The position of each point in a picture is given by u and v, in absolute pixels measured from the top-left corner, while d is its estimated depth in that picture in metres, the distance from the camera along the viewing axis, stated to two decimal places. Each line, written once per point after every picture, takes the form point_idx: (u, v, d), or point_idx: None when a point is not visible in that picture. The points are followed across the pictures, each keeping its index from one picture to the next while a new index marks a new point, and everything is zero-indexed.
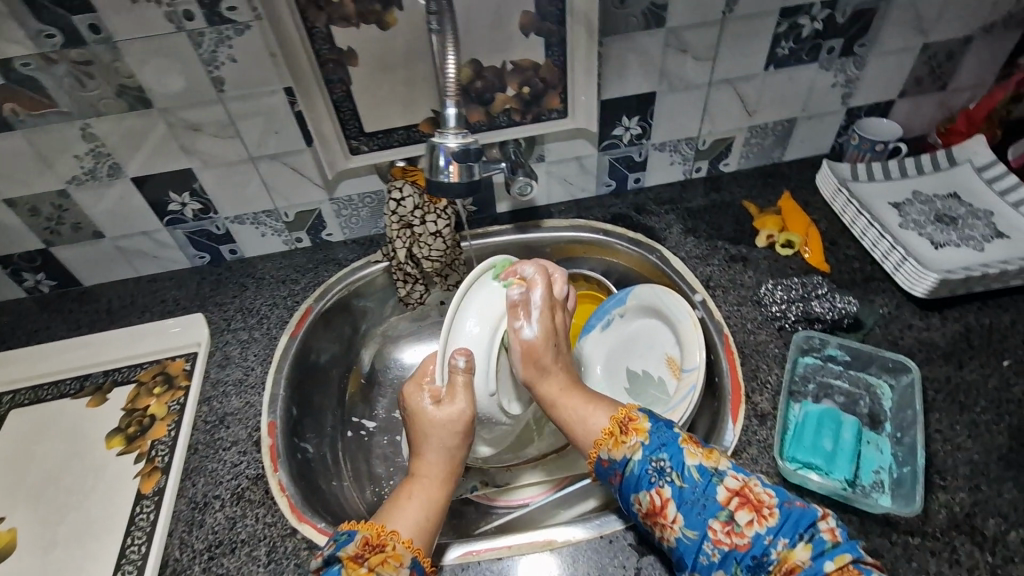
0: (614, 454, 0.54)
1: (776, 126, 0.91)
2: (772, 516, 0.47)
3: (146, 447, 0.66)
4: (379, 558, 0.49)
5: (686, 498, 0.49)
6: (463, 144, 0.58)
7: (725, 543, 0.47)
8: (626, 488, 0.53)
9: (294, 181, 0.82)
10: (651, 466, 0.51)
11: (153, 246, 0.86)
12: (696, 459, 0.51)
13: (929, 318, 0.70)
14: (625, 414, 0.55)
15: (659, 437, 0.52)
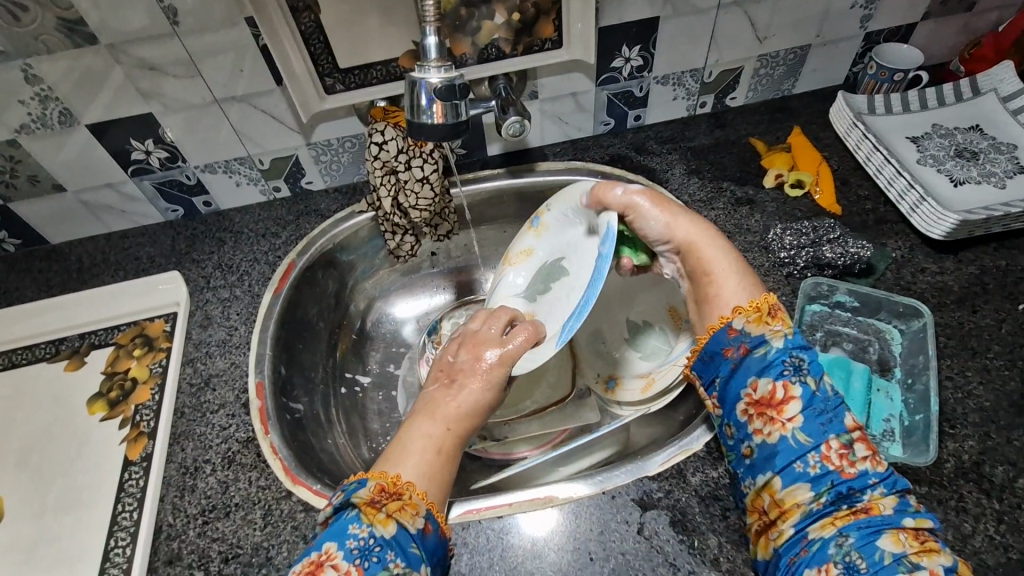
0: (753, 330, 0.51)
1: (787, 54, 0.84)
2: (885, 465, 0.45)
3: (129, 412, 0.64)
4: (396, 506, 0.47)
5: (814, 404, 0.48)
6: (448, 79, 0.50)
7: (832, 461, 0.46)
8: (749, 364, 0.51)
9: (266, 125, 0.75)
10: (789, 360, 0.50)
11: (120, 200, 0.80)
12: (831, 381, 0.50)
13: (944, 260, 0.67)
14: (770, 300, 0.53)
15: (805, 340, 0.51)
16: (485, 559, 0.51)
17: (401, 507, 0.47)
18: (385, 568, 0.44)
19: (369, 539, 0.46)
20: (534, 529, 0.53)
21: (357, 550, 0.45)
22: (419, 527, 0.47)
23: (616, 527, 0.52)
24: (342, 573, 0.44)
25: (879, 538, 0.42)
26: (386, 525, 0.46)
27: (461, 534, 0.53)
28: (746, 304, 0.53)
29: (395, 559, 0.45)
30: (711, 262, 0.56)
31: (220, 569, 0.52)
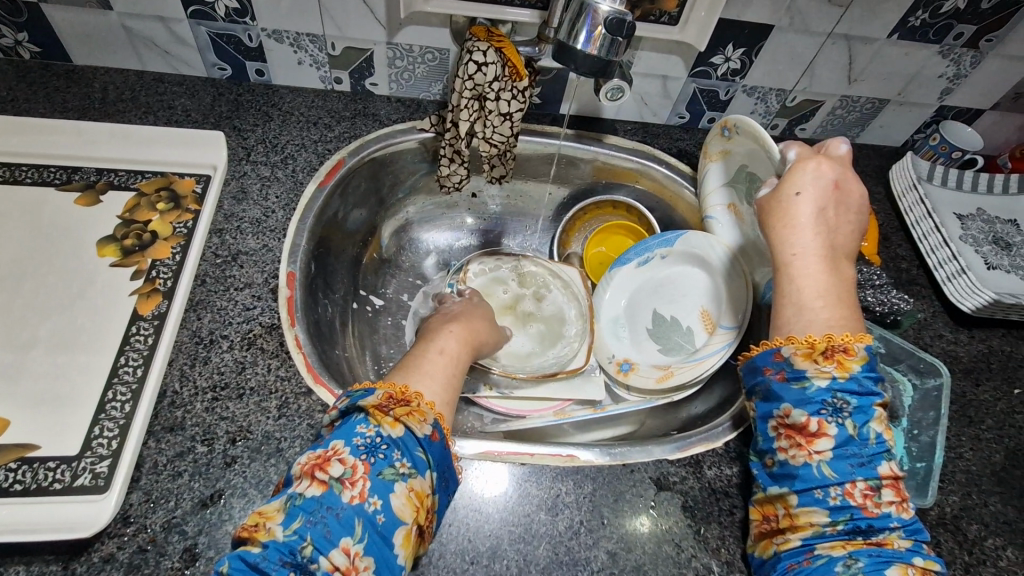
0: (799, 363, 0.46)
1: (866, 103, 0.87)
2: (908, 512, 0.43)
3: (145, 265, 0.58)
4: (404, 410, 0.47)
5: (849, 447, 0.44)
6: (618, 16, 0.51)
7: (854, 500, 0.43)
8: (786, 393, 0.47)
9: (355, 9, 0.70)
10: (832, 399, 0.45)
11: (168, 39, 0.73)
12: (879, 425, 0.45)
13: (959, 332, 0.71)
14: (841, 339, 0.46)
15: (859, 384, 0.45)
16: (494, 504, 0.50)
17: (408, 412, 0.47)
18: (391, 466, 0.44)
19: (376, 438, 0.45)
20: (551, 484, 0.52)
21: (364, 447, 0.44)
22: (425, 433, 0.47)
23: (630, 499, 0.52)
24: (349, 467, 0.43)
25: (886, 567, 0.41)
26: (394, 427, 0.46)
27: (475, 473, 0.52)
28: (801, 335, 0.47)
29: (401, 458, 0.44)
30: (798, 279, 0.50)
31: (225, 450, 0.49)
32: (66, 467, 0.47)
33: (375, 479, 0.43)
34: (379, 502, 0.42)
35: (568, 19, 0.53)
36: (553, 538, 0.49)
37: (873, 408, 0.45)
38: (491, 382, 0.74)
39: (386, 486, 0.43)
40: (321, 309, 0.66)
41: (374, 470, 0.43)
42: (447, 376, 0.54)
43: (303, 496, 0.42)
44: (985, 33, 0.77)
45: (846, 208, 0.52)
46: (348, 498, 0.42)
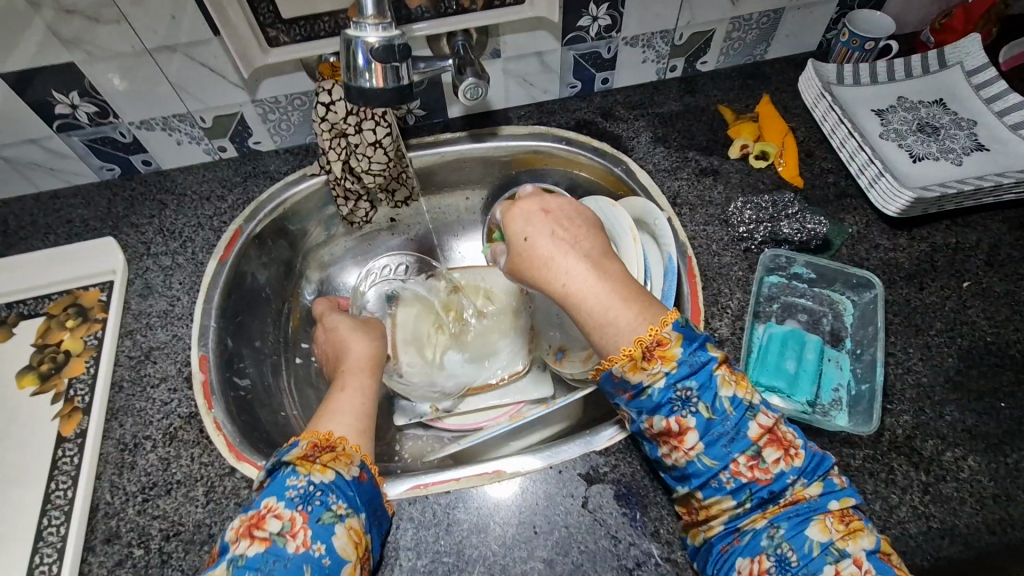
0: (632, 376, 0.45)
1: (760, 17, 0.79)
2: (799, 457, 0.44)
3: (62, 386, 0.61)
4: (330, 456, 0.48)
5: (713, 429, 0.44)
6: (386, 40, 0.48)
7: (744, 475, 0.44)
8: (639, 406, 0.46)
9: (204, 79, 0.69)
10: (677, 394, 0.45)
11: (48, 157, 0.74)
12: (730, 390, 0.45)
13: (897, 237, 0.67)
14: (653, 335, 0.45)
15: (689, 365, 0.45)
16: (430, 533, 0.51)
17: (335, 458, 0.48)
18: (328, 510, 0.45)
19: (308, 486, 0.46)
20: (480, 503, 0.52)
21: (299, 497, 0.45)
22: (357, 474, 0.48)
23: (561, 501, 0.52)
24: (286, 521, 0.44)
25: (808, 527, 0.42)
26: (324, 472, 0.47)
27: (406, 508, 0.52)
28: (616, 352, 0.46)
29: (337, 501, 0.46)
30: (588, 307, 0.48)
31: (160, 548, 0.51)
32: None
33: (314, 526, 0.44)
34: (322, 546, 0.43)
35: (342, 50, 0.49)
36: (488, 559, 0.50)
37: (715, 379, 0.45)
38: (437, 402, 0.74)
39: (326, 530, 0.44)
40: (247, 381, 0.66)
41: (312, 517, 0.44)
42: (361, 413, 0.56)
43: (245, 556, 0.42)
44: None
45: (571, 218, 0.51)
46: (292, 548, 0.43)
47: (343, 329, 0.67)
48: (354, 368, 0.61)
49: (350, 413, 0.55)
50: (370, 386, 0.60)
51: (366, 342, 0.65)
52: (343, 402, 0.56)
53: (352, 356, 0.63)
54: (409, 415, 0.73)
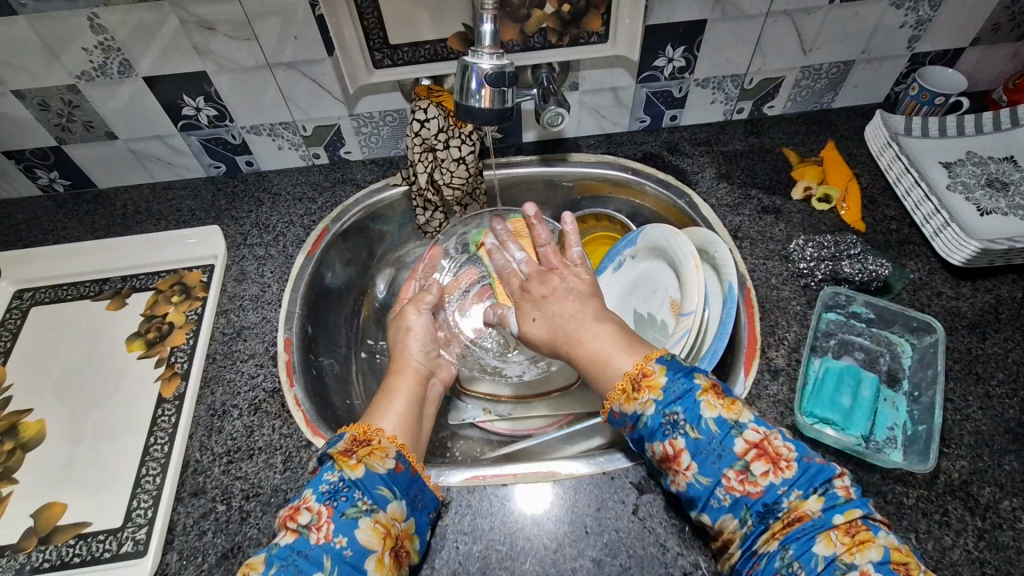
0: (627, 408, 0.51)
1: (831, 68, 0.83)
2: (789, 468, 0.46)
3: (165, 353, 0.68)
4: (365, 451, 0.51)
5: (702, 448, 0.47)
6: (498, 67, 0.55)
7: (737, 490, 0.46)
8: (640, 436, 0.51)
9: (313, 93, 0.77)
10: (666, 419, 0.49)
11: (168, 152, 0.84)
12: (714, 411, 0.48)
13: (960, 286, 0.68)
14: (639, 368, 0.51)
15: (673, 391, 0.49)
16: (485, 522, 0.54)
17: (370, 452, 0.51)
18: (353, 505, 0.47)
19: (339, 482, 0.48)
20: (533, 500, 0.55)
21: (328, 492, 0.48)
22: (388, 468, 0.50)
23: (611, 505, 0.55)
24: (314, 513, 0.47)
25: (813, 542, 0.43)
26: (355, 468, 0.49)
27: (464, 496, 0.56)
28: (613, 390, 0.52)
29: (363, 497, 0.48)
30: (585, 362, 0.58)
31: (241, 506, 0.56)
32: (113, 538, 0.55)
33: (338, 520, 0.47)
34: (343, 539, 0.46)
35: (458, 74, 0.57)
36: (539, 552, 0.52)
37: (698, 402, 0.49)
38: (489, 406, 0.76)
39: (349, 524, 0.46)
40: (323, 365, 0.72)
41: (337, 512, 0.47)
42: (408, 416, 0.58)
43: (277, 546, 0.46)
44: None
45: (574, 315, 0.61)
46: (314, 540, 0.46)
47: (414, 330, 0.67)
48: (402, 372, 0.63)
49: (398, 411, 0.58)
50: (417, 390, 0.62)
51: (420, 347, 0.66)
52: (396, 401, 0.59)
53: (399, 360, 0.65)
54: (461, 416, 0.75)
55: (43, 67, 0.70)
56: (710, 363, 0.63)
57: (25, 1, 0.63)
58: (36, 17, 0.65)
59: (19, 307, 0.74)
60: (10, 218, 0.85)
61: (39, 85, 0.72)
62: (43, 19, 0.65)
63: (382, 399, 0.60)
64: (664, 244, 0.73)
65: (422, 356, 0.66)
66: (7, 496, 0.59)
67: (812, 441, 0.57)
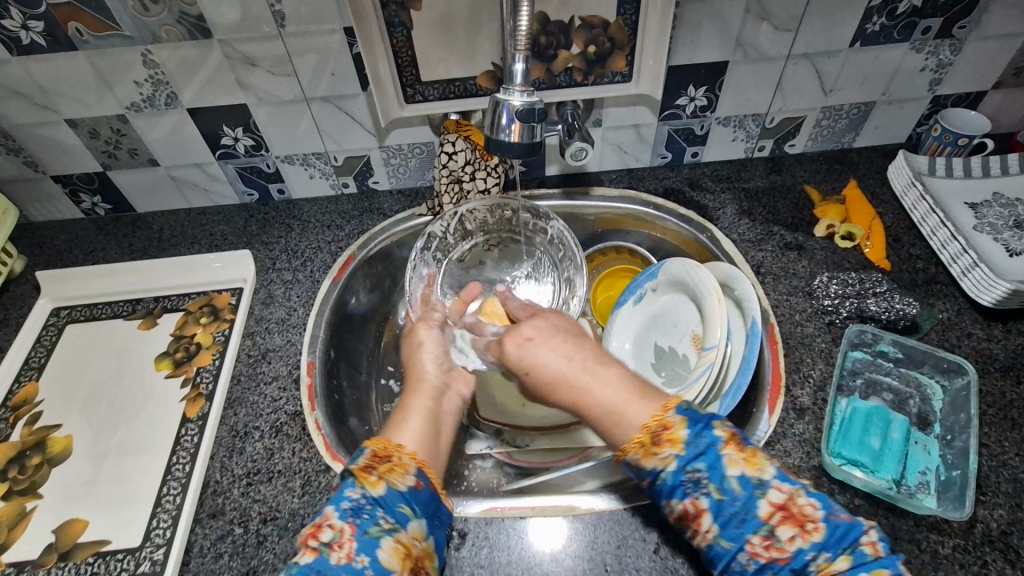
0: (644, 463, 0.47)
1: (852, 109, 0.84)
2: (817, 532, 0.42)
3: (191, 373, 0.70)
4: (385, 468, 0.49)
5: (724, 510, 0.44)
6: (528, 103, 0.58)
7: (762, 556, 0.43)
8: (658, 493, 0.47)
9: (345, 126, 0.80)
10: (687, 476, 0.45)
11: (204, 179, 0.87)
12: (737, 469, 0.44)
13: (992, 328, 0.66)
14: (658, 421, 0.47)
15: (695, 447, 0.45)
16: (502, 555, 0.54)
17: (390, 469, 0.49)
18: (376, 524, 0.45)
19: (361, 499, 0.47)
20: (551, 534, 0.55)
21: (351, 509, 0.46)
22: (409, 485, 0.49)
23: (632, 543, 0.54)
24: (336, 531, 0.45)
25: None
26: (377, 485, 0.48)
27: (481, 528, 0.55)
28: (630, 441, 0.47)
29: (385, 515, 0.46)
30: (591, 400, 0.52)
31: (258, 530, 0.56)
32: (131, 557, 0.55)
33: (360, 539, 0.44)
34: (366, 558, 0.43)
35: (490, 109, 0.60)
36: None
37: (722, 460, 0.45)
38: (507, 437, 0.75)
39: (371, 543, 0.44)
40: (344, 390, 0.73)
41: (360, 530, 0.45)
42: (428, 431, 0.56)
43: (298, 565, 0.43)
44: (957, 20, 0.72)
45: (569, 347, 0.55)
46: (336, 559, 0.43)
47: (425, 346, 0.66)
48: (417, 388, 0.61)
49: (416, 426, 0.55)
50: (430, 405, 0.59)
51: (433, 361, 0.64)
52: (411, 417, 0.57)
53: (415, 376, 0.62)
54: (479, 445, 0.74)
55: (95, 98, 0.74)
56: (733, 400, 0.62)
57: (85, 38, 0.68)
58: (95, 52, 0.69)
59: (55, 324, 0.77)
60: (53, 239, 0.88)
61: (90, 114, 0.76)
62: (99, 54, 0.69)
63: (398, 416, 0.57)
64: (685, 278, 0.73)
65: (438, 372, 0.63)
66: (31, 511, 0.59)
67: (840, 483, 0.55)
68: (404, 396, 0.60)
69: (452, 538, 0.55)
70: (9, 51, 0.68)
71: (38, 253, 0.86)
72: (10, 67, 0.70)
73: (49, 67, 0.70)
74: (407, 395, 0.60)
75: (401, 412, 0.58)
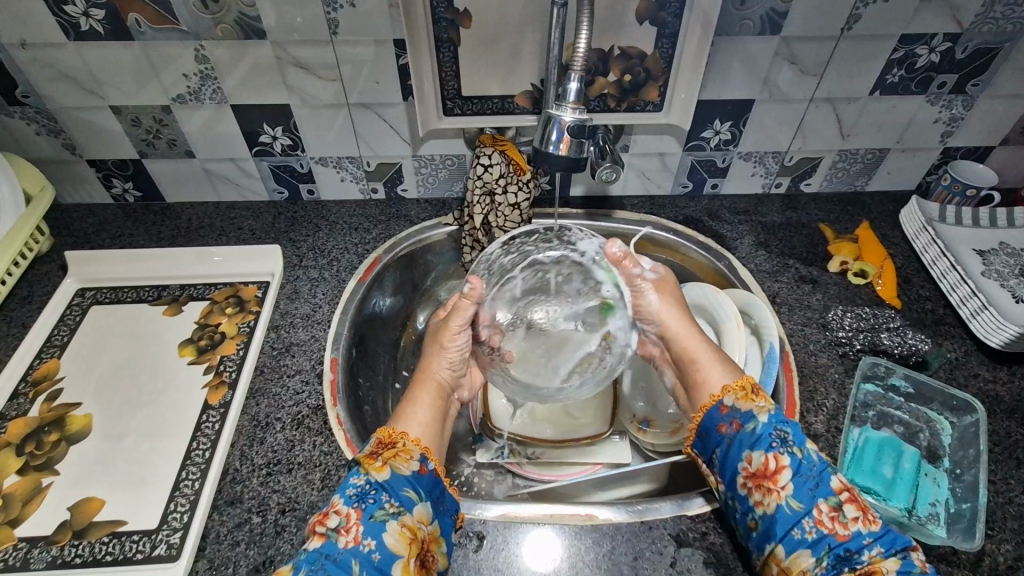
0: (741, 406, 0.55)
1: (867, 153, 0.88)
2: (877, 523, 0.47)
3: (215, 361, 0.70)
4: (391, 453, 0.51)
5: (802, 472, 0.50)
6: (579, 121, 0.61)
7: (825, 525, 0.48)
8: (740, 440, 0.54)
9: (383, 133, 0.83)
10: (776, 432, 0.53)
11: (237, 174, 0.89)
12: (818, 444, 0.52)
13: (998, 370, 0.69)
14: (758, 378, 0.57)
15: (787, 412, 0.54)
16: (519, 560, 0.54)
17: (395, 454, 0.51)
18: (381, 508, 0.48)
19: (366, 485, 0.49)
20: (571, 544, 0.55)
21: (356, 495, 0.48)
22: (413, 470, 0.51)
23: (648, 556, 0.54)
24: (343, 516, 0.47)
25: None
26: (382, 471, 0.50)
27: (500, 531, 0.56)
28: (731, 385, 0.57)
29: (390, 500, 0.48)
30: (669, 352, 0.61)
31: (276, 520, 0.56)
32: (147, 539, 0.55)
33: (366, 523, 0.47)
34: (372, 542, 0.46)
35: (541, 124, 0.63)
36: None
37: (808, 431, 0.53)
38: (518, 448, 0.75)
39: (377, 527, 0.47)
40: (363, 390, 0.73)
41: (366, 514, 0.47)
42: (434, 423, 0.58)
43: (306, 550, 0.46)
44: (971, 77, 0.77)
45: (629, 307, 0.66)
46: (343, 544, 0.46)
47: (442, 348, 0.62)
48: (424, 381, 0.61)
49: (422, 418, 0.57)
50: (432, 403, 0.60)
51: (449, 365, 0.62)
52: (419, 407, 0.58)
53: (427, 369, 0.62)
54: (491, 453, 0.76)
55: (143, 87, 0.77)
56: None
57: (143, 29, 0.70)
58: (150, 44, 0.72)
59: (79, 305, 0.77)
60: (80, 221, 0.89)
61: (134, 102, 0.78)
62: (154, 45, 0.72)
63: (405, 405, 0.59)
64: (703, 301, 0.75)
65: (450, 376, 0.63)
66: (46, 487, 0.59)
67: None
68: (413, 388, 0.61)
69: (470, 541, 0.55)
70: (67, 36, 0.71)
71: (65, 234, 0.87)
72: (65, 51, 0.72)
73: (103, 54, 0.72)
74: (414, 388, 0.61)
75: (407, 405, 0.58)
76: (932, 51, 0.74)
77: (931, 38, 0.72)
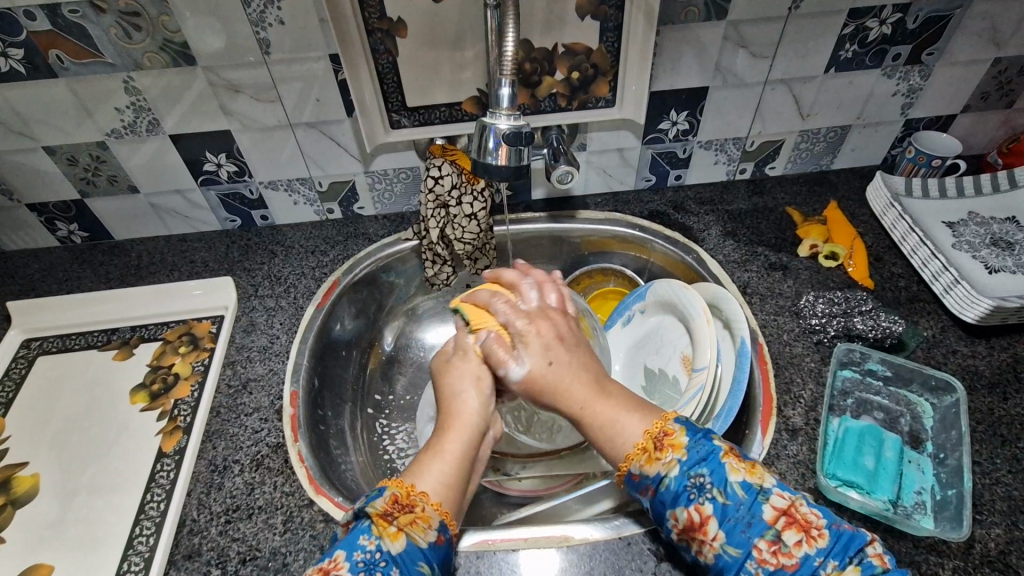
0: (648, 470, 0.48)
1: (829, 132, 0.86)
2: (822, 538, 0.43)
3: (168, 405, 0.67)
4: (408, 519, 0.46)
5: (730, 515, 0.45)
6: (515, 127, 0.59)
7: (770, 563, 0.43)
8: (663, 502, 0.48)
9: (331, 152, 0.80)
10: (691, 481, 0.47)
11: (186, 206, 0.86)
12: (739, 475, 0.47)
13: (975, 344, 0.67)
14: (658, 427, 0.50)
15: (697, 452, 0.48)
16: None
17: (412, 521, 0.46)
18: None
19: (376, 552, 0.44)
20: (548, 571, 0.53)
21: (363, 564, 0.44)
22: (430, 540, 0.47)
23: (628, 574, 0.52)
24: None
25: None
26: (396, 539, 0.45)
27: (473, 563, 0.53)
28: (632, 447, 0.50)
29: None
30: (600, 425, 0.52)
31: (236, 570, 0.53)
32: None
33: None
34: None
35: (477, 133, 0.61)
36: None
37: (724, 466, 0.47)
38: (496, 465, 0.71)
39: None
40: (329, 421, 0.71)
41: None
42: (455, 475, 0.51)
43: None
44: (924, 47, 0.75)
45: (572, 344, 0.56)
46: None
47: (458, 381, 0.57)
48: (455, 425, 0.54)
49: (443, 473, 0.50)
50: (456, 446, 0.52)
51: (476, 397, 0.56)
52: (433, 459, 0.51)
53: (457, 412, 0.55)
54: None
55: (75, 125, 0.73)
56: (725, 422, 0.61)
57: (66, 65, 0.67)
58: (75, 80, 0.68)
59: (25, 356, 0.74)
60: (26, 267, 0.86)
61: (67, 141, 0.75)
62: (80, 81, 0.68)
63: (427, 455, 0.52)
64: (672, 298, 0.73)
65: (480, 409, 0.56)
66: None
67: (836, 505, 0.55)
68: (439, 434, 0.54)
69: None
70: None
71: (10, 283, 0.84)
72: None
73: (27, 94, 0.69)
74: (440, 432, 0.54)
75: (426, 454, 0.52)
76: (883, 23, 0.72)
77: (880, 10, 0.70)
